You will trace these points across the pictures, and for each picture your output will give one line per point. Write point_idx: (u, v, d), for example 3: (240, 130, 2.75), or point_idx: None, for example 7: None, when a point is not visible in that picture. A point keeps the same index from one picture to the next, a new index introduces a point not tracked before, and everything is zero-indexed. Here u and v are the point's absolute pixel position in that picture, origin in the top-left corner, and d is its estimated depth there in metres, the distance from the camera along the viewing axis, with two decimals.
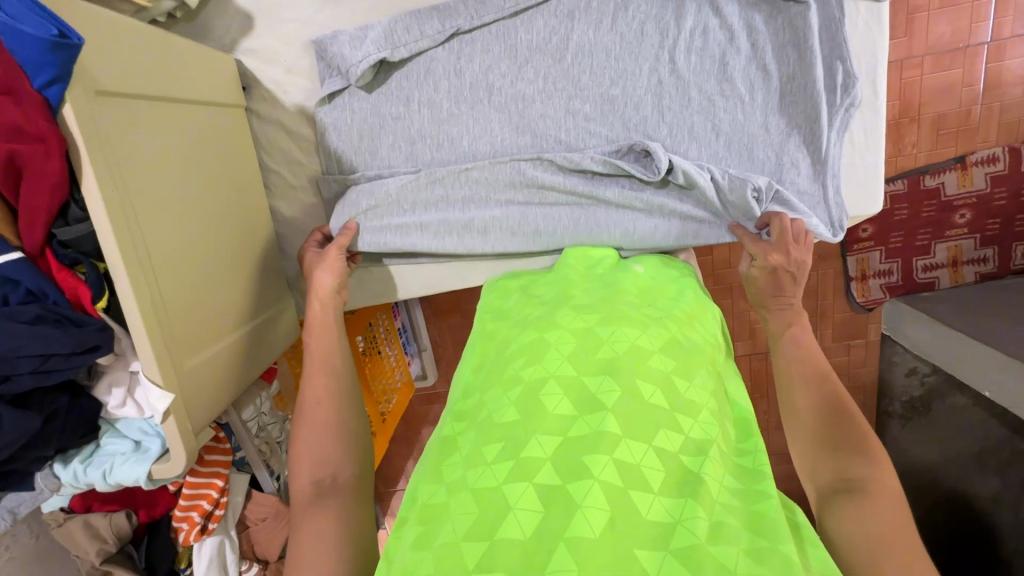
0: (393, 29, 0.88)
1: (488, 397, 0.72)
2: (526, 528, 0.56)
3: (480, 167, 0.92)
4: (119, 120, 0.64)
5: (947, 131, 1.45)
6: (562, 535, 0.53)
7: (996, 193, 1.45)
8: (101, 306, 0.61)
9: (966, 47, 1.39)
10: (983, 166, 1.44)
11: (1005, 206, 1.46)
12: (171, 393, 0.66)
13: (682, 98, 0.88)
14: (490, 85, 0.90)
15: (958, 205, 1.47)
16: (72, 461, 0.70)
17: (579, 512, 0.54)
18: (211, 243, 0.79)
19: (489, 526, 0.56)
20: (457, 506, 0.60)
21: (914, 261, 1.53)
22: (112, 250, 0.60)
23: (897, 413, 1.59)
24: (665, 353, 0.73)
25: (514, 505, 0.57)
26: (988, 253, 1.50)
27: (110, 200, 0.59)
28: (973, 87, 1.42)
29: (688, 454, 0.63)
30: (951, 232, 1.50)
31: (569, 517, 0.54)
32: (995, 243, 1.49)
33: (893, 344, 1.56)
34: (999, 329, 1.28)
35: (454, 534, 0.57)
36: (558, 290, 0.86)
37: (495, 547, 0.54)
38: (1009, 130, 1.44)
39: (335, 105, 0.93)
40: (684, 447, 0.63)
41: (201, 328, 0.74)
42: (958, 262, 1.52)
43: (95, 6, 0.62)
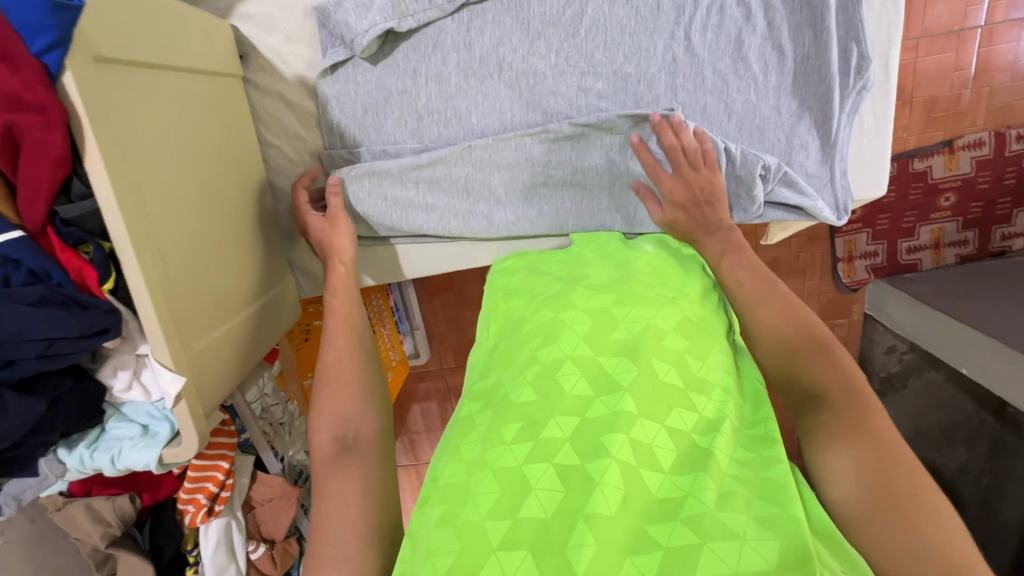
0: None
1: (505, 376, 0.73)
2: (547, 507, 0.56)
3: (487, 144, 0.90)
4: (118, 88, 0.59)
5: (938, 114, 1.47)
6: (582, 512, 0.54)
7: (980, 176, 1.49)
8: (108, 287, 0.58)
9: (960, 30, 1.40)
10: (970, 149, 1.47)
11: (987, 189, 1.50)
12: (182, 376, 0.63)
13: (696, 77, 0.87)
14: (501, 59, 0.87)
15: (943, 188, 1.51)
16: (77, 446, 0.68)
17: (599, 491, 0.55)
18: (215, 220, 0.76)
19: (512, 505, 0.57)
20: (478, 483, 0.60)
21: (899, 243, 1.57)
22: (119, 227, 0.56)
23: (873, 388, 1.63)
24: (678, 332, 0.74)
25: (535, 486, 0.58)
26: (969, 236, 1.55)
27: (114, 174, 0.56)
28: (965, 71, 1.43)
29: (700, 430, 0.64)
30: (936, 215, 1.53)
31: (590, 495, 0.55)
32: (977, 225, 1.53)
33: (874, 323, 1.61)
34: (980, 308, 1.32)
35: (477, 513, 0.57)
36: (572, 269, 0.88)
37: (518, 524, 0.55)
38: (997, 114, 1.47)
39: (337, 76, 0.89)
40: (697, 426, 0.64)
41: (210, 307, 0.72)
42: (941, 244, 1.56)
43: None
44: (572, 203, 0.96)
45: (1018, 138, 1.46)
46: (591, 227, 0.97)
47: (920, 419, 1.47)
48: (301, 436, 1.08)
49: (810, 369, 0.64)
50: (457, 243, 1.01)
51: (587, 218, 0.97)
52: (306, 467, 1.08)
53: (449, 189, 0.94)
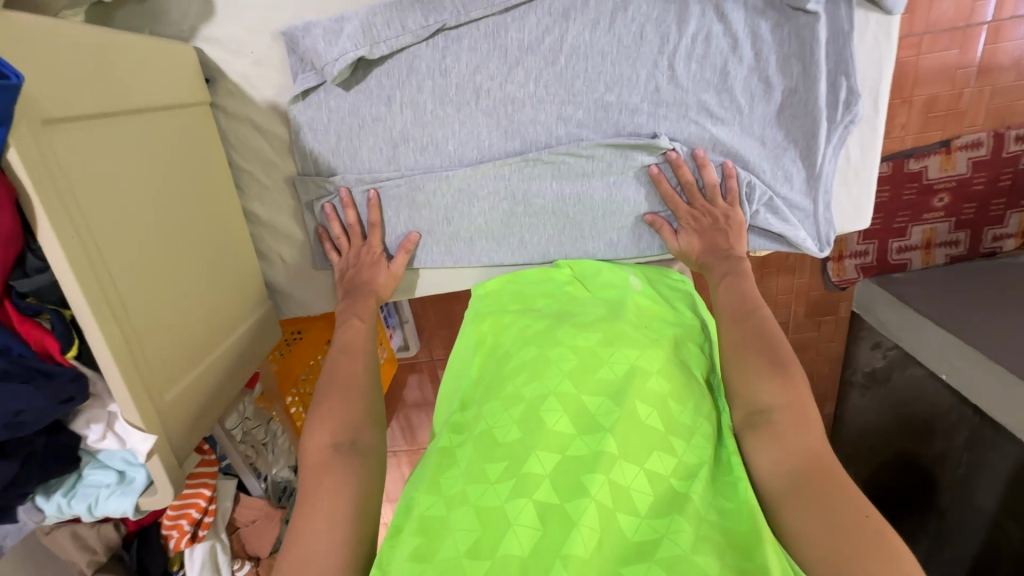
0: (370, 22, 0.80)
1: (487, 411, 0.75)
2: (524, 544, 0.58)
3: (462, 176, 0.89)
4: (75, 147, 0.58)
5: (938, 113, 1.42)
6: (560, 552, 0.56)
7: (976, 177, 1.45)
8: (71, 355, 0.57)
9: (965, 26, 1.35)
10: (967, 150, 1.43)
11: (982, 190, 1.46)
12: (153, 435, 0.64)
13: (680, 107, 0.84)
14: (478, 87, 0.84)
15: (938, 189, 1.46)
16: (54, 494, 0.68)
17: (576, 531, 0.57)
18: (191, 253, 0.76)
19: (491, 545, 0.59)
20: (458, 520, 0.62)
21: (889, 243, 1.53)
22: (77, 297, 0.56)
23: (857, 383, 1.61)
24: (662, 374, 0.73)
25: (513, 522, 0.60)
26: (960, 236, 1.51)
27: (71, 249, 0.55)
28: (968, 69, 1.38)
29: (679, 475, 0.65)
30: (928, 215, 1.49)
31: (567, 535, 0.57)
32: (969, 226, 1.50)
33: (861, 320, 1.56)
34: (964, 315, 1.32)
35: (456, 550, 0.59)
36: (561, 306, 0.89)
37: (496, 563, 0.57)
38: (997, 114, 1.42)
39: (311, 101, 0.86)
40: (675, 470, 0.65)
41: (183, 342, 0.73)
42: (932, 244, 1.52)
43: (50, 26, 0.56)
44: (552, 230, 0.94)
45: (1017, 139, 1.42)
46: (572, 255, 0.96)
47: (900, 413, 1.47)
48: (285, 453, 1.11)
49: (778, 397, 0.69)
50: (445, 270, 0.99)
51: (570, 246, 0.95)
52: (290, 482, 1.10)
53: (430, 215, 0.93)
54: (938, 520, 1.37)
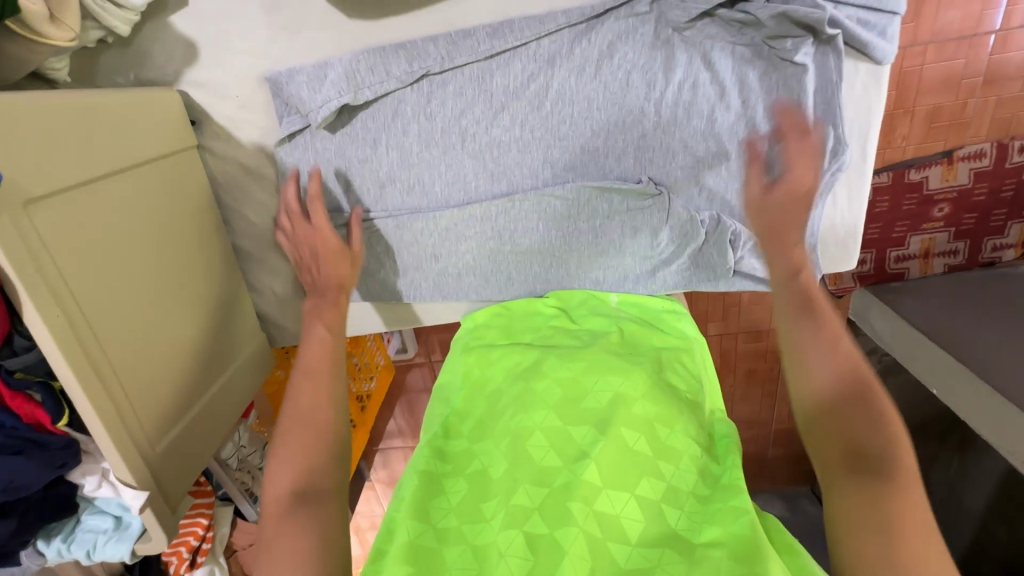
0: (355, 67, 0.80)
1: (480, 448, 0.78)
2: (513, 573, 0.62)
3: (448, 217, 0.89)
4: (64, 218, 0.59)
5: (940, 124, 1.27)
6: None
7: (978, 188, 1.30)
8: (63, 424, 0.59)
9: (972, 37, 1.18)
10: (969, 161, 1.28)
11: (985, 200, 1.31)
12: (144, 490, 0.66)
13: (666, 152, 0.83)
14: (464, 130, 0.84)
15: (938, 199, 1.32)
16: (53, 539, 0.72)
17: (565, 558, 0.61)
18: (189, 289, 0.78)
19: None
20: (451, 555, 0.66)
21: (887, 252, 1.39)
22: (65, 371, 0.57)
23: None
24: (648, 399, 0.76)
25: (505, 552, 0.64)
26: (959, 246, 1.37)
27: (57, 325, 0.57)
28: (975, 79, 1.22)
29: (667, 500, 0.67)
30: (928, 225, 1.35)
31: (557, 565, 0.61)
32: (968, 235, 1.36)
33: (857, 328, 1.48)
34: (967, 322, 1.24)
35: None
36: (548, 339, 0.90)
37: None
38: (1003, 124, 1.26)
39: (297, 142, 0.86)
40: (665, 495, 0.67)
41: (183, 380, 0.75)
42: (930, 254, 1.38)
43: (30, 101, 0.57)
44: (540, 266, 0.94)
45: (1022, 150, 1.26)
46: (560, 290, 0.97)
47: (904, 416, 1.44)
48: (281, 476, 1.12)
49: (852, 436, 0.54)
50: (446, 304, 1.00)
51: (556, 281, 0.96)
52: None
53: (418, 253, 0.93)
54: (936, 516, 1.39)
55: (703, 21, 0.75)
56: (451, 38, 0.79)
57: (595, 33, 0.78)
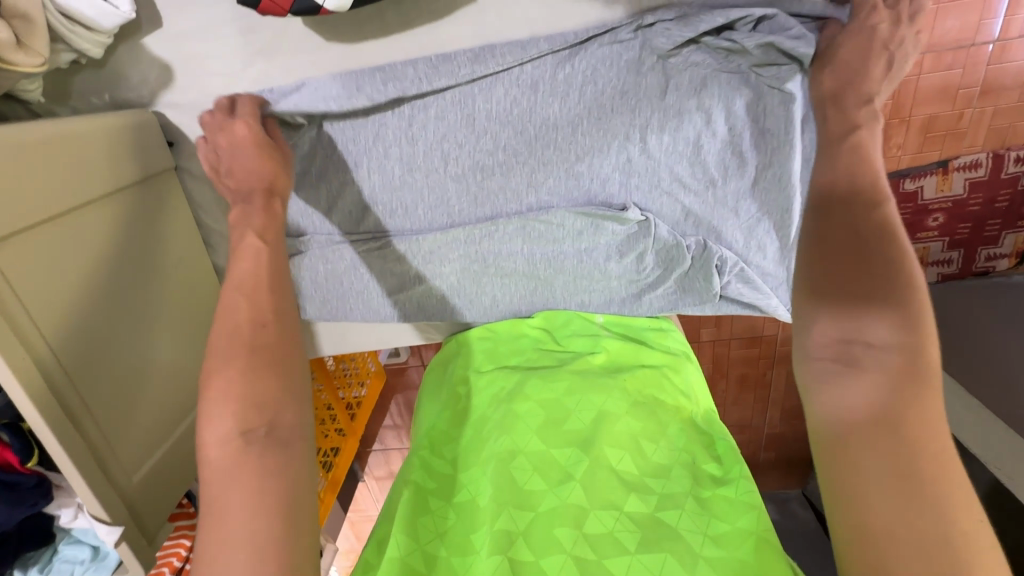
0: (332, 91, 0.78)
1: (465, 473, 0.77)
2: None
3: (432, 239, 0.88)
4: (25, 255, 0.60)
5: (934, 135, 1.20)
6: None
7: (973, 199, 1.24)
8: (32, 463, 0.59)
9: (969, 46, 1.09)
10: (964, 171, 1.22)
11: (978, 211, 1.26)
12: (118, 525, 0.66)
13: (651, 177, 0.82)
14: (446, 154, 0.83)
15: (930, 210, 1.26)
16: (30, 569, 0.71)
17: None
18: (162, 314, 0.78)
19: None
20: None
21: None
22: (32, 413, 0.57)
23: None
24: (631, 415, 0.78)
25: None
26: (954, 257, 1.31)
27: (20, 367, 0.56)
28: (971, 88, 1.14)
29: (661, 508, 0.67)
30: (920, 236, 1.30)
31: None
32: (963, 246, 1.29)
33: None
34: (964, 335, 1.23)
35: None
36: (532, 359, 0.90)
37: None
38: (998, 134, 1.19)
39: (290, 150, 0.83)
40: (657, 507, 0.67)
41: (157, 406, 0.76)
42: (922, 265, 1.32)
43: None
44: (525, 288, 0.94)
45: (1018, 160, 1.20)
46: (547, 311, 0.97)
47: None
48: None
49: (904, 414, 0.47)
50: (432, 323, 1.00)
51: (542, 303, 0.95)
52: None
53: (401, 274, 0.93)
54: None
55: (686, 49, 0.74)
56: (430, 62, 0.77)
57: (576, 59, 0.76)
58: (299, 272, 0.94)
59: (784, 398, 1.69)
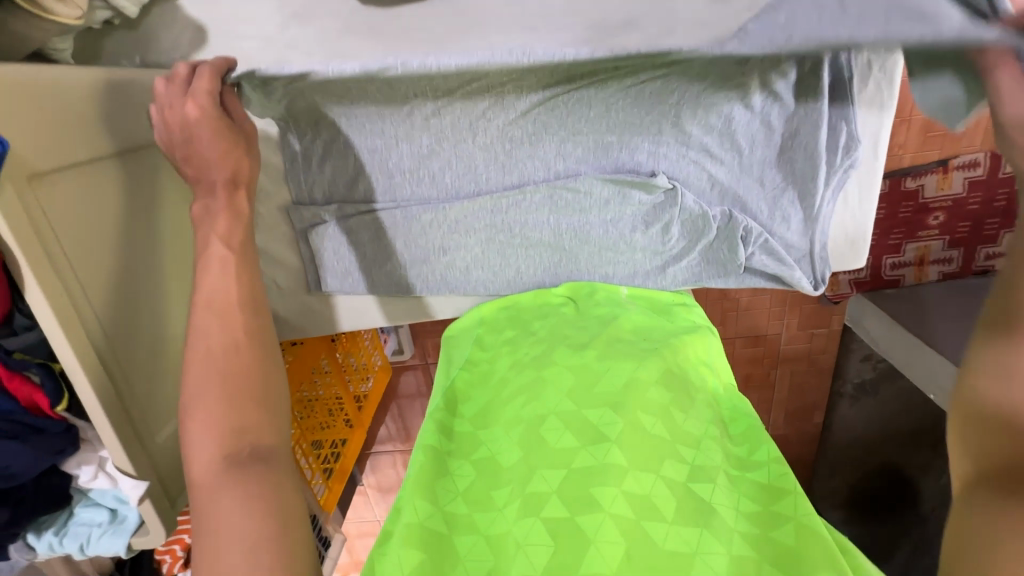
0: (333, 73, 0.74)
1: (490, 435, 0.77)
2: (537, 564, 0.58)
3: (457, 209, 0.89)
4: (62, 193, 0.57)
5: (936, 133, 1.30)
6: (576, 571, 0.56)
7: (972, 198, 1.32)
8: (62, 408, 0.56)
9: None
10: (964, 170, 1.30)
11: (977, 210, 1.33)
12: (143, 480, 0.64)
13: (678, 145, 0.84)
14: (477, 123, 0.83)
15: (932, 208, 1.33)
16: (44, 533, 0.69)
17: (592, 547, 0.57)
18: (177, 269, 0.73)
19: (502, 568, 0.59)
20: (466, 548, 0.63)
21: (883, 259, 1.39)
22: (68, 352, 0.55)
23: (847, 394, 1.62)
24: (661, 384, 0.76)
25: (523, 543, 0.60)
26: (954, 254, 1.38)
27: (58, 304, 0.54)
28: None
29: (694, 479, 0.64)
30: (923, 232, 1.36)
31: (582, 553, 0.57)
32: (963, 244, 1.37)
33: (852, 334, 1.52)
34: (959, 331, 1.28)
35: None
36: (554, 329, 0.89)
37: None
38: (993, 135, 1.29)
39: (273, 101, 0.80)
40: (691, 475, 0.65)
41: (165, 366, 0.70)
42: (925, 262, 1.39)
43: (37, 73, 0.55)
44: (547, 261, 0.94)
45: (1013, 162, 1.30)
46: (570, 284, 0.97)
47: (889, 423, 1.55)
48: None
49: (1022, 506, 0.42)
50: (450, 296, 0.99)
51: (565, 275, 0.95)
52: None
53: (421, 245, 0.92)
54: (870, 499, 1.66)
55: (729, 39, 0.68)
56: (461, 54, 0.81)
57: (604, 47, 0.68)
58: (317, 243, 0.93)
59: (787, 399, 1.66)
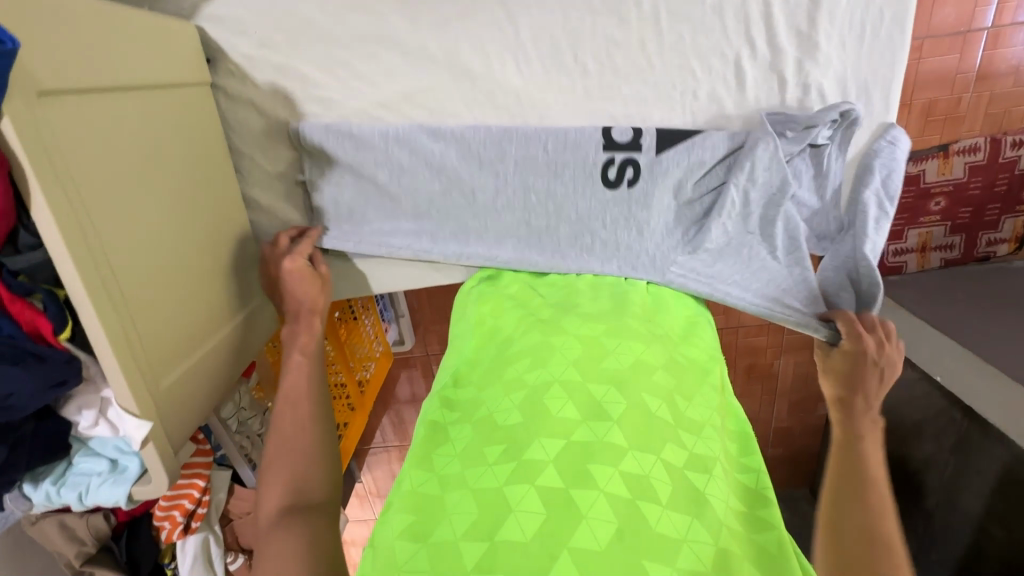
0: (398, 219, 0.91)
1: (488, 395, 0.70)
2: (526, 531, 0.53)
3: (460, 165, 0.86)
4: (73, 117, 0.56)
5: (936, 118, 1.24)
6: (565, 543, 0.52)
7: (972, 183, 1.25)
8: (65, 337, 0.55)
9: (966, 32, 1.16)
10: (964, 155, 1.23)
11: (980, 194, 1.25)
12: (149, 421, 0.62)
13: (687, 97, 0.83)
14: (488, 77, 0.83)
15: (932, 193, 1.26)
16: (42, 482, 0.66)
17: (583, 524, 0.53)
18: (180, 220, 0.72)
19: (489, 526, 0.55)
20: (455, 503, 0.58)
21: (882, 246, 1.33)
22: (73, 276, 0.54)
23: None
24: (669, 369, 0.71)
25: (515, 506, 0.55)
26: (956, 240, 1.30)
27: (66, 225, 0.53)
28: (967, 74, 1.19)
29: (692, 467, 0.61)
30: (922, 219, 1.29)
31: (572, 528, 0.53)
32: (965, 229, 1.29)
33: None
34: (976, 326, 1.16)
35: (452, 533, 0.56)
36: (563, 296, 0.83)
37: (494, 547, 0.53)
38: (995, 121, 1.23)
39: (328, 140, 0.86)
40: (688, 462, 0.61)
41: (173, 313, 0.69)
42: (926, 248, 1.31)
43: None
44: None
45: (1015, 144, 1.21)
46: None
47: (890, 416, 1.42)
48: None
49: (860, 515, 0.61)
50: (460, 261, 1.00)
51: None
52: None
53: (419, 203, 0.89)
54: (926, 520, 1.33)
55: (717, 228, 0.82)
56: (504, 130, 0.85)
57: (597, 244, 0.86)
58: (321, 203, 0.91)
59: (791, 390, 1.65)
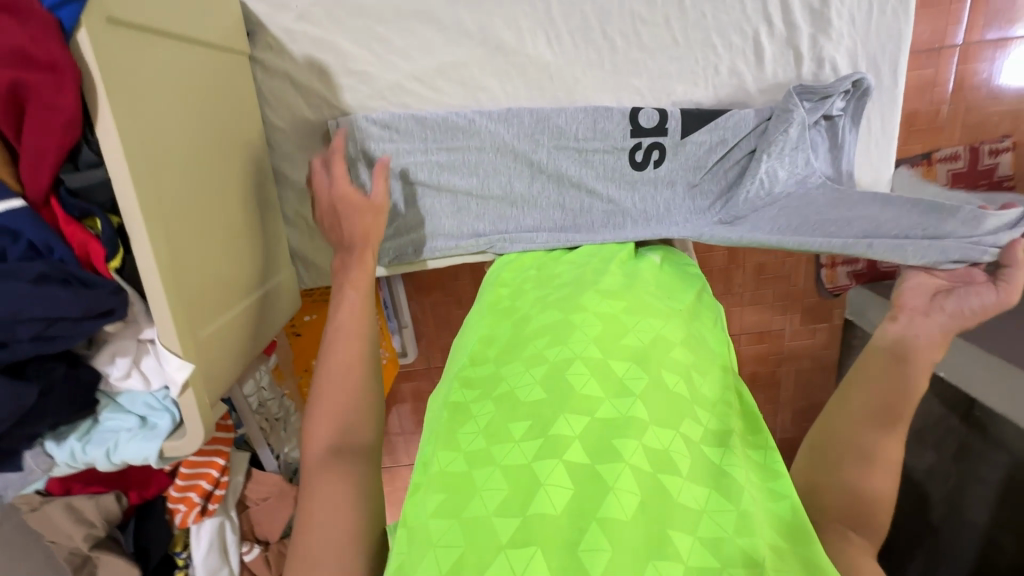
0: (438, 217, 0.91)
1: (508, 370, 0.61)
2: (557, 506, 0.47)
3: (492, 142, 0.88)
4: (133, 42, 0.55)
5: (918, 129, 1.26)
6: (594, 514, 0.46)
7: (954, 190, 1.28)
8: (115, 265, 0.54)
9: (938, 49, 1.21)
10: (946, 163, 1.26)
11: None
12: (189, 362, 0.60)
13: (710, 72, 0.87)
14: (520, 48, 0.86)
15: None
16: (66, 438, 0.62)
17: (610, 495, 0.47)
18: (214, 176, 0.69)
19: (522, 500, 0.48)
20: (484, 479, 0.50)
21: None
22: (128, 196, 0.53)
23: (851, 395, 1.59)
24: (686, 346, 0.64)
25: (543, 480, 0.48)
26: None
27: (126, 140, 0.52)
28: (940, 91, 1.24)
29: (710, 442, 0.54)
30: None
31: (600, 502, 0.47)
32: None
33: (854, 329, 1.50)
34: None
35: (485, 510, 0.48)
36: (580, 274, 0.76)
37: (529, 524, 0.46)
38: (972, 132, 1.26)
39: (373, 135, 0.87)
40: (705, 437, 0.54)
41: (207, 268, 0.66)
42: None
43: None
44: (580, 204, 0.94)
45: (993, 152, 1.25)
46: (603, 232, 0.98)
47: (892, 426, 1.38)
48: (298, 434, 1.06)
49: (865, 510, 0.50)
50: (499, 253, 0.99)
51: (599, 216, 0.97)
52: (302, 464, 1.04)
53: (450, 186, 0.89)
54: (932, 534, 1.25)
55: (745, 202, 0.84)
56: (537, 116, 0.87)
57: (628, 223, 0.87)
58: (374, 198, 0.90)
59: (795, 399, 1.63)
